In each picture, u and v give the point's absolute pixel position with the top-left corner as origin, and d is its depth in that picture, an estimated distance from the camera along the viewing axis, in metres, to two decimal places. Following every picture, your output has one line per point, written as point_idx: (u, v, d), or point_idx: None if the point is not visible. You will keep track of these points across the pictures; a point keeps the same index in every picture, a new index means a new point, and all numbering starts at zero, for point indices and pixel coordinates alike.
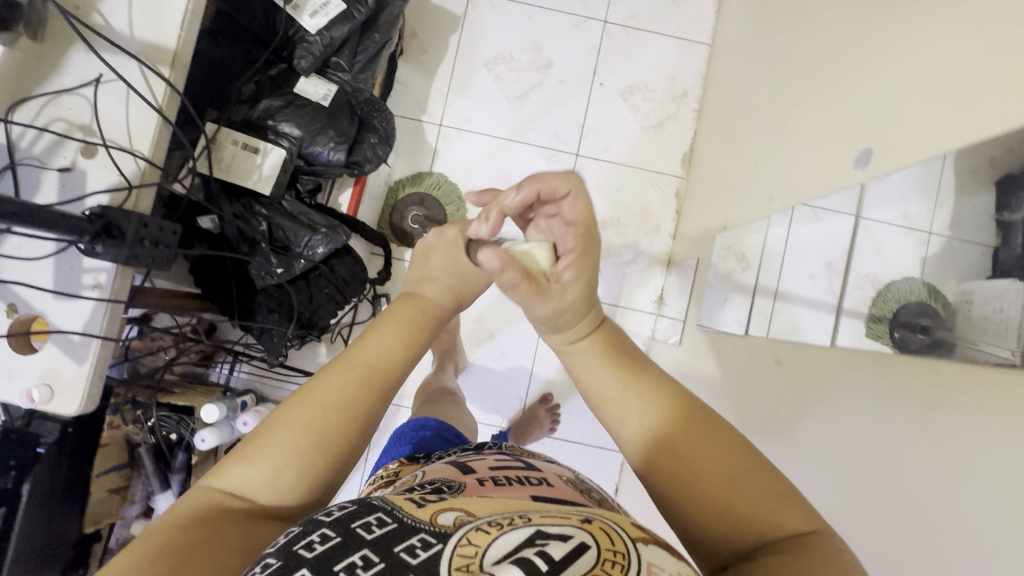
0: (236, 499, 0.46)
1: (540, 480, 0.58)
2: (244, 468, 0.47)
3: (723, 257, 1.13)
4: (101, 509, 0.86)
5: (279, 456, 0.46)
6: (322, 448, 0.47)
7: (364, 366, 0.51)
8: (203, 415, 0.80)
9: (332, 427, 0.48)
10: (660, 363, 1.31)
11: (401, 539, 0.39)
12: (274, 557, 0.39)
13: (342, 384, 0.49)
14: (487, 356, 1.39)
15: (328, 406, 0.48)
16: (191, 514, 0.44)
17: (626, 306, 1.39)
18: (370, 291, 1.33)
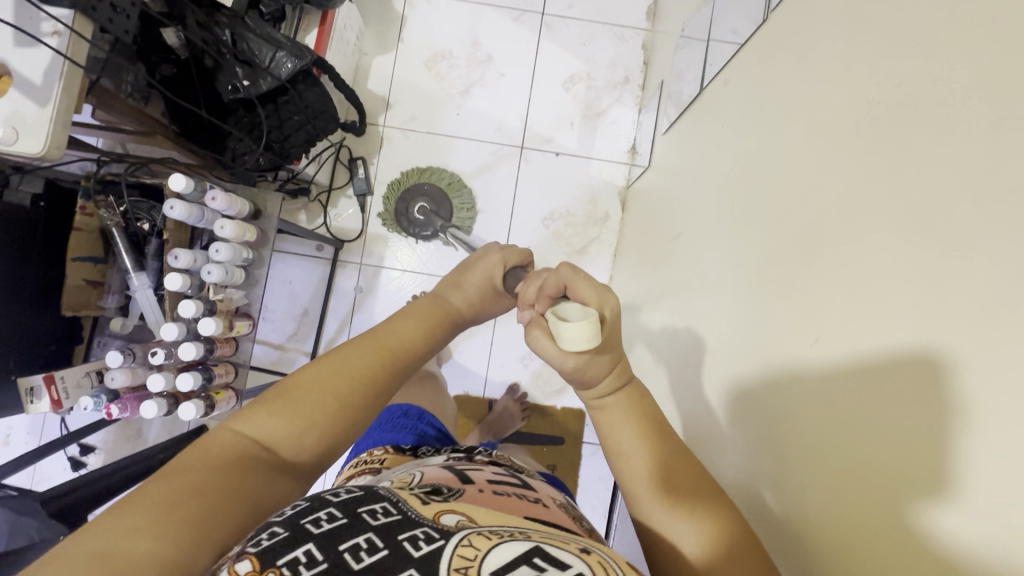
0: (263, 449, 0.48)
1: (535, 498, 0.61)
2: (272, 419, 0.49)
3: (687, 66, 1.12)
4: (80, 299, 0.86)
5: (307, 419, 0.50)
6: (343, 419, 0.51)
7: (386, 351, 0.56)
8: (171, 185, 0.81)
9: (357, 395, 0.52)
10: (635, 201, 1.32)
11: (403, 529, 0.38)
12: (280, 526, 0.38)
13: (367, 367, 0.54)
14: (465, 214, 1.39)
15: (347, 381, 0.52)
16: (211, 457, 0.45)
17: (600, 158, 1.40)
18: (347, 155, 1.38)
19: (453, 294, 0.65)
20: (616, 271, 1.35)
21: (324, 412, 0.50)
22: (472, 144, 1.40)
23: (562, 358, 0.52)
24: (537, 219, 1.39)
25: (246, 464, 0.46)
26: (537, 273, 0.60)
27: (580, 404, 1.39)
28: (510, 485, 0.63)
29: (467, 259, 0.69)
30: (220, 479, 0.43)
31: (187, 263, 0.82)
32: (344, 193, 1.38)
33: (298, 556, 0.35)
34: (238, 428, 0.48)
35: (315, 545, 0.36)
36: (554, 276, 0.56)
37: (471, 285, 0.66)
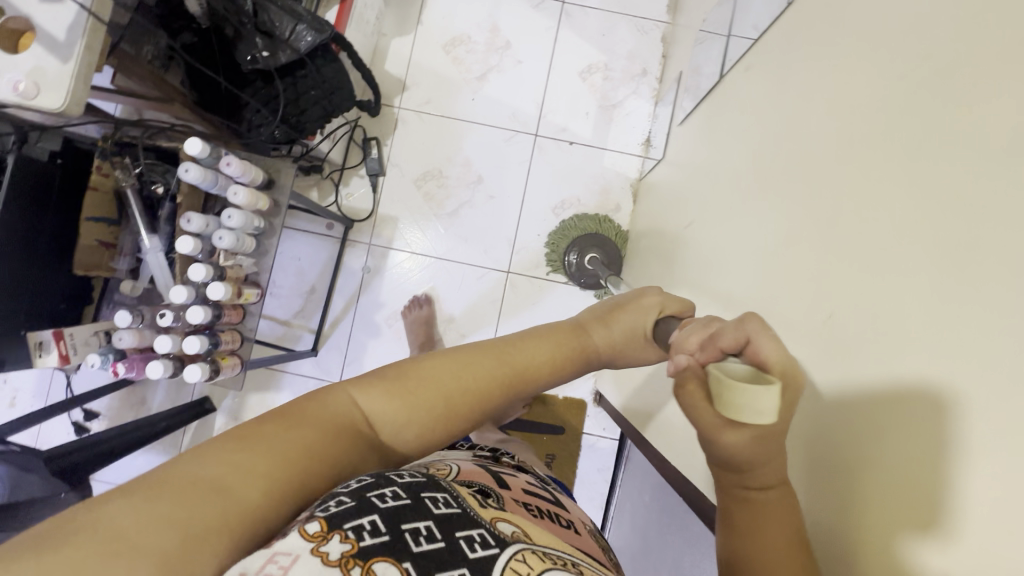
0: (368, 428, 0.43)
1: (568, 521, 0.61)
2: (387, 398, 0.44)
3: (705, 58, 1.11)
4: (92, 259, 0.87)
5: (416, 410, 0.45)
6: (447, 426, 0.46)
7: (514, 366, 0.49)
8: (187, 148, 0.82)
9: (467, 403, 0.47)
10: (647, 194, 1.31)
11: (461, 526, 0.38)
12: (346, 496, 0.35)
13: (488, 378, 0.48)
14: (476, 199, 1.39)
15: (470, 394, 0.47)
16: (328, 416, 0.41)
17: (614, 150, 1.40)
18: (361, 135, 1.38)
19: (598, 328, 0.56)
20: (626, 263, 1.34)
21: (428, 410, 0.45)
22: (486, 129, 1.40)
23: (722, 428, 0.39)
24: (548, 208, 1.39)
25: (347, 438, 0.41)
26: (702, 319, 0.45)
27: (582, 395, 1.39)
28: (543, 501, 0.64)
29: (620, 296, 0.62)
30: (333, 446, 0.40)
31: (200, 227, 0.83)
32: (357, 172, 1.38)
33: (363, 525, 0.34)
34: (355, 396, 0.44)
35: (381, 518, 0.35)
36: (732, 326, 0.40)
37: (620, 325, 0.57)
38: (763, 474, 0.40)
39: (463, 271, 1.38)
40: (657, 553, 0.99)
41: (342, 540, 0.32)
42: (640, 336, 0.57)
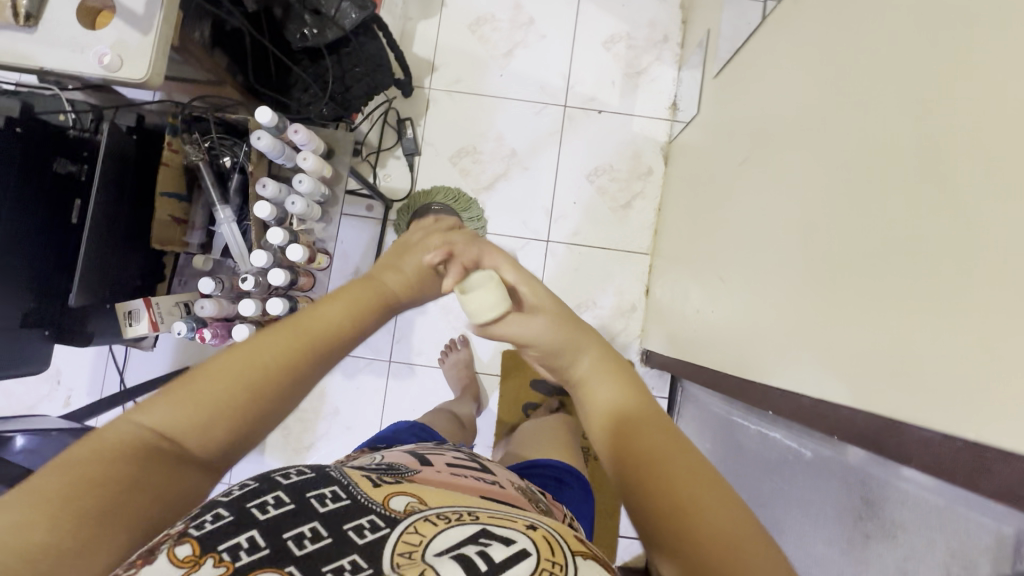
0: (164, 442, 0.43)
1: (494, 479, 0.63)
2: (177, 405, 0.44)
3: (730, 13, 1.15)
4: (165, 234, 0.89)
5: (212, 408, 0.45)
6: (255, 409, 0.47)
7: (312, 332, 0.52)
8: (258, 117, 0.84)
9: (267, 380, 0.48)
10: (680, 154, 1.34)
11: (351, 518, 0.43)
12: (224, 509, 0.41)
13: (288, 348, 0.50)
14: (511, 171, 1.42)
15: (270, 370, 0.48)
16: (105, 453, 0.41)
17: (642, 115, 1.43)
18: (395, 117, 1.40)
19: (388, 276, 0.62)
20: (663, 223, 1.37)
21: (230, 401, 0.46)
22: (516, 104, 1.43)
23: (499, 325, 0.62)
24: (581, 176, 1.42)
25: (151, 465, 0.42)
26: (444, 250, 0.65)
27: (629, 355, 1.40)
28: (469, 470, 0.66)
29: (403, 246, 0.69)
30: (119, 471, 0.40)
31: (274, 192, 0.85)
32: (392, 153, 1.41)
33: (240, 543, 0.39)
34: (140, 420, 0.43)
35: (259, 533, 0.40)
36: (465, 250, 0.65)
37: (408, 266, 0.65)
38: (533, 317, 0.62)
39: (502, 241, 1.40)
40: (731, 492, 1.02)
41: (215, 561, 0.38)
42: (424, 280, 0.66)
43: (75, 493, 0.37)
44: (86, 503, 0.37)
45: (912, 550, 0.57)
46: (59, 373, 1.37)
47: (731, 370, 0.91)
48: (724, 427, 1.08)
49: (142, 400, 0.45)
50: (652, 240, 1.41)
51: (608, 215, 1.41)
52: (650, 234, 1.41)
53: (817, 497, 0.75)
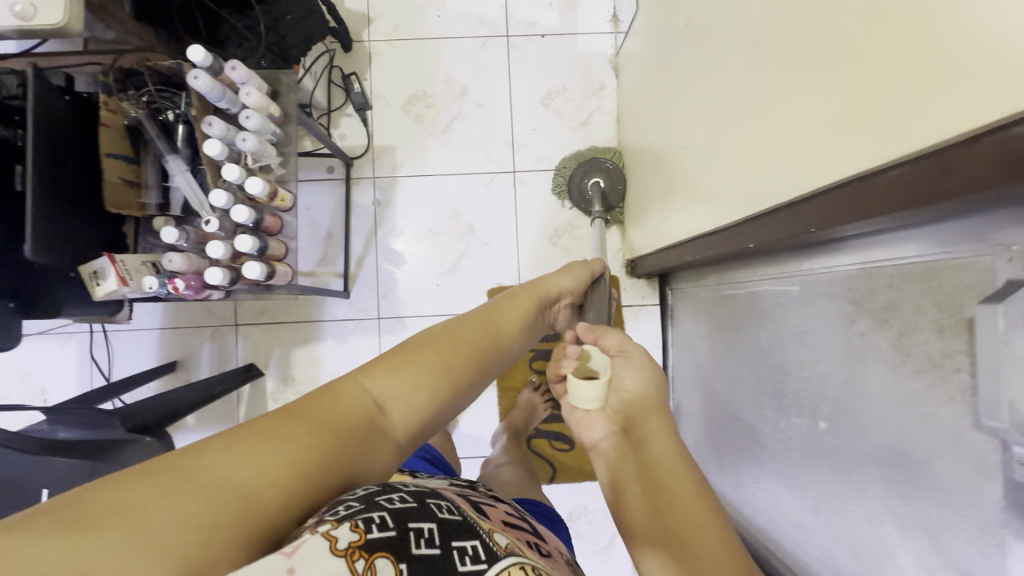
0: (377, 409, 0.48)
1: (546, 547, 0.64)
2: (391, 379, 0.50)
3: None
4: (119, 197, 0.86)
5: (417, 376, 0.51)
6: (445, 384, 0.53)
7: (497, 336, 0.59)
8: (191, 57, 0.82)
9: (456, 369, 0.54)
10: (627, 59, 1.34)
11: (457, 538, 0.42)
12: (355, 500, 0.40)
13: (479, 342, 0.57)
14: (466, 109, 1.41)
15: (464, 361, 0.55)
16: (337, 408, 0.46)
17: (585, 32, 1.42)
18: (339, 74, 1.38)
19: (546, 283, 0.74)
20: (624, 133, 1.38)
21: (435, 372, 0.52)
22: (458, 42, 1.41)
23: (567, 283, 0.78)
24: (536, 102, 1.42)
25: (361, 425, 0.46)
26: (583, 266, 0.86)
27: (614, 270, 1.41)
28: (524, 527, 0.65)
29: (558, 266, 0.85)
30: (339, 422, 0.45)
31: (221, 130, 0.82)
32: (344, 112, 1.39)
33: (372, 519, 0.38)
34: (365, 384, 0.49)
35: (389, 515, 0.39)
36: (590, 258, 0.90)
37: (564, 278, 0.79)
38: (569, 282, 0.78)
39: (470, 180, 1.40)
40: (732, 363, 1.03)
41: (351, 525, 0.37)
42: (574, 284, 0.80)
43: (288, 434, 0.42)
44: (313, 452, 0.42)
45: (905, 324, 0.58)
46: (44, 392, 1.33)
47: (711, 231, 0.92)
48: (719, 303, 1.09)
49: (370, 363, 0.52)
50: (617, 152, 1.41)
51: (568, 135, 1.41)
52: (614, 147, 1.42)
53: (811, 324, 0.76)
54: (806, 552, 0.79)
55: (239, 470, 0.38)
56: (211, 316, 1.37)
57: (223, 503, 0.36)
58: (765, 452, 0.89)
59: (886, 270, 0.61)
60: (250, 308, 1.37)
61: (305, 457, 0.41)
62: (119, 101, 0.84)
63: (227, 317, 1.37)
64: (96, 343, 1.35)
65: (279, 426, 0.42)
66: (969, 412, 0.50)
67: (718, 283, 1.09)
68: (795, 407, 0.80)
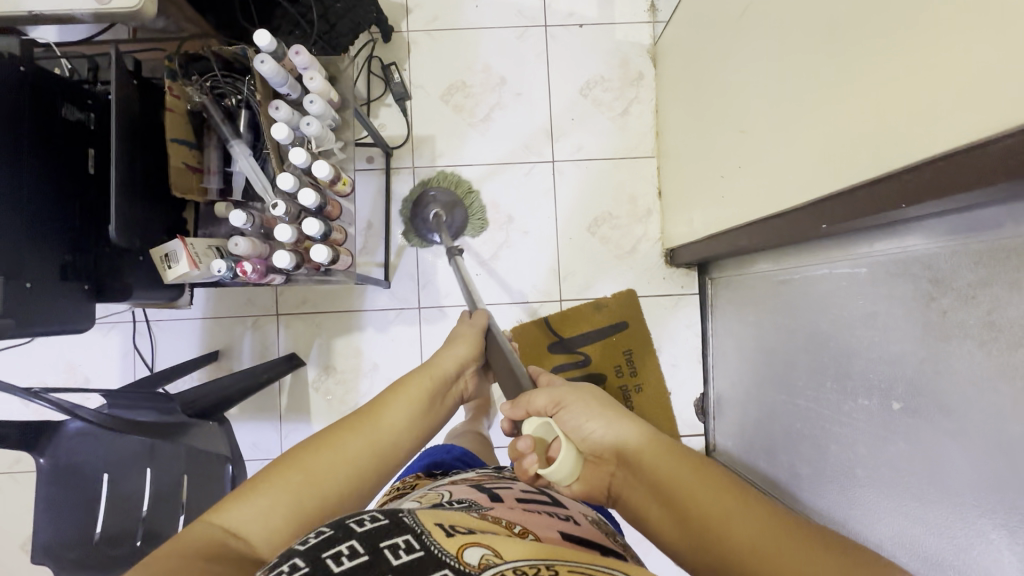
0: (236, 535, 0.48)
1: (568, 515, 0.66)
2: (249, 503, 0.50)
3: None
4: (183, 183, 0.86)
5: (281, 489, 0.52)
6: (318, 488, 0.53)
7: (374, 434, 0.61)
8: (257, 41, 0.81)
9: (327, 473, 0.55)
10: (668, 48, 1.34)
11: (424, 570, 0.39)
12: (300, 560, 0.39)
13: (353, 442, 0.59)
14: (505, 99, 1.41)
15: (336, 465, 0.56)
16: (190, 546, 0.46)
17: (624, 22, 1.42)
18: (379, 64, 1.39)
19: (436, 367, 0.78)
20: (664, 123, 1.37)
21: (293, 483, 0.52)
22: (497, 32, 1.42)
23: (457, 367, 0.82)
24: (575, 92, 1.42)
25: (219, 552, 0.46)
26: (473, 336, 0.90)
27: (653, 259, 1.41)
28: (542, 504, 0.67)
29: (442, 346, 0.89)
30: (191, 555, 0.45)
31: (288, 114, 0.83)
32: (383, 102, 1.39)
33: None
34: (227, 513, 0.49)
35: None
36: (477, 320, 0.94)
37: (447, 359, 0.82)
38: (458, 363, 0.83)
39: (509, 170, 1.40)
40: (786, 348, 1.03)
41: None
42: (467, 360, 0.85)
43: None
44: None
45: (996, 300, 0.58)
46: (87, 381, 1.34)
47: (766, 216, 0.92)
48: (771, 289, 1.09)
49: (226, 498, 0.51)
50: (656, 142, 1.41)
51: (606, 124, 1.41)
52: (653, 136, 1.41)
53: (882, 304, 0.76)
54: (876, 534, 0.78)
55: None
56: (252, 306, 1.37)
57: None
58: (827, 436, 0.89)
59: (975, 246, 0.61)
60: (292, 298, 1.37)
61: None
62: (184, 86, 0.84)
63: (269, 307, 1.37)
64: (139, 333, 1.36)
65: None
66: None
67: (770, 269, 1.09)
68: (864, 389, 0.80)
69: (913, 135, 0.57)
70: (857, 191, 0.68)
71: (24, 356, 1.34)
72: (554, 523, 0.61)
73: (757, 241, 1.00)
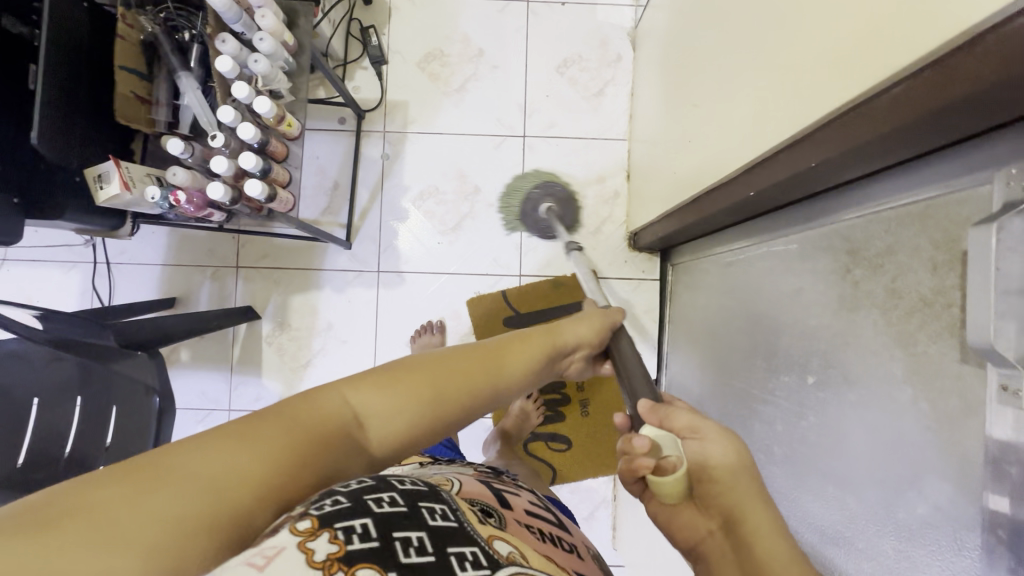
0: (358, 427, 0.49)
1: (570, 542, 0.64)
2: (376, 398, 0.51)
3: None
4: (129, 111, 0.87)
5: (401, 402, 0.52)
6: (430, 413, 0.53)
7: (494, 367, 0.60)
8: None
9: (444, 400, 0.54)
10: (646, 31, 1.33)
11: (454, 543, 0.41)
12: (344, 496, 0.41)
13: (471, 373, 0.58)
14: (481, 70, 1.41)
15: (455, 392, 0.56)
16: (317, 417, 0.47)
17: (606, 3, 1.42)
18: (358, 26, 1.39)
19: (566, 322, 0.76)
20: (637, 106, 1.37)
21: (417, 401, 0.52)
22: (477, 3, 1.42)
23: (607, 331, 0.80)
24: (551, 69, 1.42)
25: (337, 440, 0.46)
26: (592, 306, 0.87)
27: (617, 242, 1.40)
28: (547, 521, 0.66)
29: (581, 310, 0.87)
30: (312, 432, 0.45)
31: (234, 49, 0.83)
32: (359, 65, 1.40)
33: (354, 528, 0.38)
34: (348, 398, 0.50)
35: (373, 523, 0.39)
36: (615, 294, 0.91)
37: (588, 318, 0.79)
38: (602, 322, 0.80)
39: (479, 142, 1.40)
40: (727, 329, 1.03)
41: (330, 537, 0.37)
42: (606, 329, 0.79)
43: (255, 436, 0.42)
44: (275, 455, 0.41)
45: (898, 267, 0.58)
46: None
47: (710, 188, 0.92)
48: (718, 271, 1.08)
49: (358, 380, 0.52)
50: (629, 125, 1.40)
51: (579, 104, 1.41)
52: (626, 119, 1.41)
53: (807, 277, 0.75)
54: (785, 512, 0.78)
55: (189, 461, 0.38)
56: (213, 257, 1.38)
57: (166, 495, 0.35)
58: (754, 415, 0.88)
59: (885, 214, 0.61)
60: (252, 251, 1.38)
61: (272, 454, 0.41)
62: (138, 15, 0.85)
63: (229, 259, 1.38)
64: (98, 274, 1.37)
65: (262, 429, 0.43)
66: (957, 345, 0.49)
67: (720, 251, 1.08)
68: (786, 365, 0.79)
69: (826, 93, 0.56)
70: (783, 155, 0.67)
71: None
72: (552, 540, 0.60)
73: (705, 218, 0.99)
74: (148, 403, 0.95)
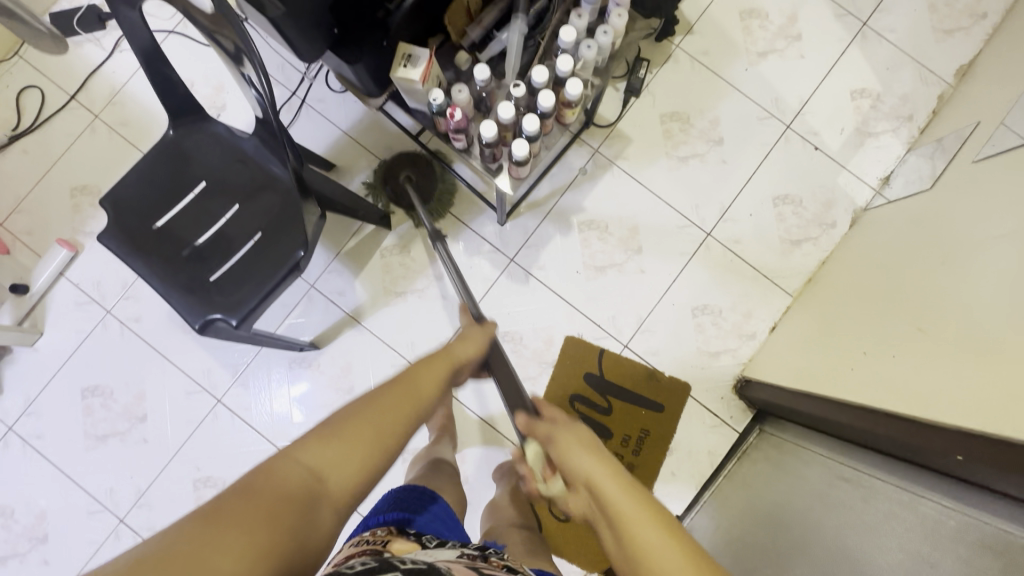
0: (315, 481, 0.50)
1: None
2: (322, 451, 0.52)
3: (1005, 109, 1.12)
4: (454, 15, 0.88)
5: (348, 443, 0.54)
6: (381, 444, 0.56)
7: (415, 394, 0.63)
8: None
9: (387, 429, 0.57)
10: (875, 220, 1.31)
11: None
12: None
13: (399, 403, 0.60)
14: (709, 155, 1.41)
15: (393, 424, 0.58)
16: (278, 485, 0.48)
17: (852, 172, 1.41)
18: (635, 53, 1.41)
19: (458, 345, 0.79)
20: (822, 275, 1.35)
21: (362, 438, 0.55)
22: (745, 100, 1.43)
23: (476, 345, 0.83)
24: (770, 195, 1.41)
25: (301, 501, 0.48)
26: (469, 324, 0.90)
27: (725, 377, 1.37)
28: None
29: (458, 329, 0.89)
30: (276, 498, 0.47)
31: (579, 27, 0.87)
32: (614, 84, 1.42)
33: None
34: (296, 460, 0.51)
35: None
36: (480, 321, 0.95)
37: (470, 342, 0.82)
38: (473, 340, 0.83)
39: (667, 213, 1.40)
40: (803, 531, 0.97)
41: None
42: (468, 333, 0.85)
43: (230, 524, 0.43)
44: (250, 527, 0.44)
45: None
46: (222, 109, 1.37)
47: (922, 419, 0.83)
48: (823, 475, 1.02)
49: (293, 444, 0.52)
50: (803, 285, 1.38)
51: (772, 240, 1.39)
52: (803, 279, 1.38)
53: (952, 563, 0.70)
54: None
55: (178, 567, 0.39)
56: (387, 154, 1.40)
57: None
58: None
59: None
60: None
61: (252, 529, 0.44)
62: None
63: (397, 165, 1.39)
64: (288, 105, 1.40)
65: (226, 515, 0.44)
66: None
67: (834, 457, 1.02)
68: None
69: None
70: None
71: (194, 54, 1.38)
72: None
73: (869, 434, 0.93)
74: (289, 251, 0.95)
